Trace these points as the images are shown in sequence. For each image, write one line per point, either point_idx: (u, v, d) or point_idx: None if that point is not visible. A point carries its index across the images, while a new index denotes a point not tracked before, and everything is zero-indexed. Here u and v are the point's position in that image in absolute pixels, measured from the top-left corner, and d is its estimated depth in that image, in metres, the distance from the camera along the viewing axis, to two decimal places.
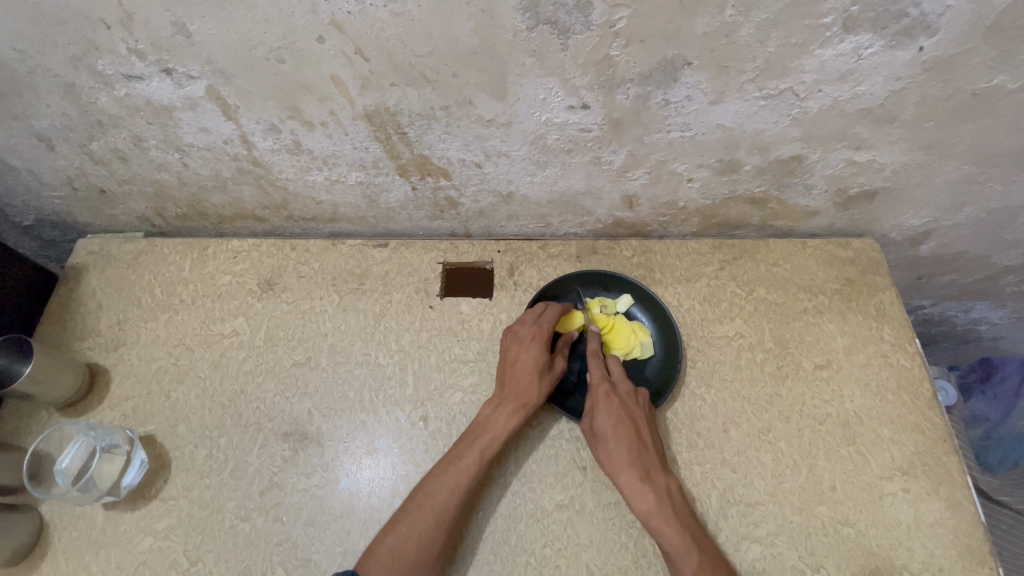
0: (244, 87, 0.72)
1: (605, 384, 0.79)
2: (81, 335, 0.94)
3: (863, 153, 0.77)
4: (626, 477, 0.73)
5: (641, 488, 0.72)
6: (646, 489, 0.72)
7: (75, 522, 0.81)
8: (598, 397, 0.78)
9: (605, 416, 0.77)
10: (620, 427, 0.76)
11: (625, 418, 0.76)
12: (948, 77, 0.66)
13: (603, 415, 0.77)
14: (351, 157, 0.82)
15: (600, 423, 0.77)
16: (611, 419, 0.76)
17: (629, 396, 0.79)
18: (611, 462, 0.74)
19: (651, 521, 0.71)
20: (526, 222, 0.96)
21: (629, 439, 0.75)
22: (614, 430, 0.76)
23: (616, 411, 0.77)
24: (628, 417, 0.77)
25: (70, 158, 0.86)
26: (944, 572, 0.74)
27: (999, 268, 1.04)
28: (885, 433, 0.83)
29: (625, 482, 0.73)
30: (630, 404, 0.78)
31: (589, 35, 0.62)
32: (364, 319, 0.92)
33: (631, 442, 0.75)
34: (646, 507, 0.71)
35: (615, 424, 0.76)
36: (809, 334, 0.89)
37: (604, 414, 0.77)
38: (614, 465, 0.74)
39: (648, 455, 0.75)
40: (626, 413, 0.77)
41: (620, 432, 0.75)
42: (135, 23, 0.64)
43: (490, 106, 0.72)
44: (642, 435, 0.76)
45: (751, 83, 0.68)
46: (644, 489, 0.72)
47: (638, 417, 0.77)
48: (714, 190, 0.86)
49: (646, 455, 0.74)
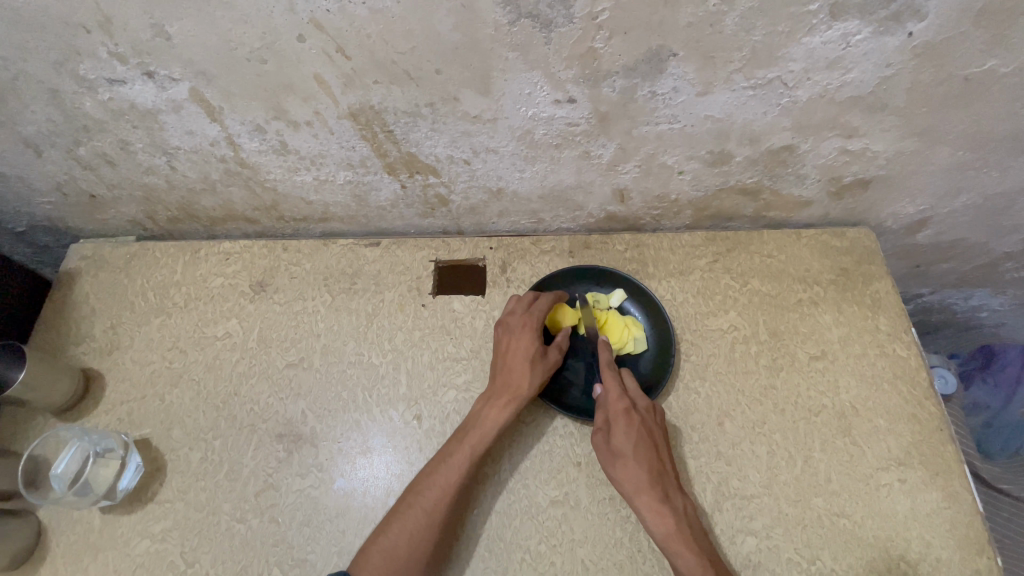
0: (227, 89, 0.71)
1: (624, 401, 0.78)
2: (74, 340, 0.94)
3: (855, 141, 0.76)
4: (646, 499, 0.72)
5: (661, 510, 0.71)
6: (666, 511, 0.71)
7: (72, 526, 0.81)
8: (619, 415, 0.77)
9: (625, 435, 0.75)
10: (640, 447, 0.75)
11: (645, 437, 0.76)
12: (939, 62, 0.65)
13: (623, 433, 0.75)
14: (338, 157, 0.82)
15: (619, 441, 0.75)
16: (632, 437, 0.75)
17: (647, 415, 0.78)
18: (630, 482, 0.73)
19: (670, 544, 0.70)
20: (518, 218, 0.95)
21: (649, 461, 0.74)
22: (635, 450, 0.74)
23: (637, 430, 0.76)
24: (647, 437, 0.76)
25: (58, 163, 0.86)
26: (941, 562, 0.74)
27: (997, 254, 1.02)
28: (881, 423, 0.82)
29: (645, 504, 0.72)
30: (649, 423, 0.77)
31: (571, 27, 0.62)
32: (357, 319, 0.92)
33: (652, 463, 0.74)
34: (666, 530, 0.70)
35: (635, 443, 0.75)
36: (804, 325, 0.89)
37: (624, 432, 0.75)
38: (634, 486, 0.73)
39: (666, 476, 0.74)
40: (646, 432, 0.76)
41: (641, 452, 0.74)
42: (115, 26, 0.64)
43: (475, 102, 0.72)
44: (661, 456, 0.75)
45: (738, 73, 0.67)
46: (665, 512, 0.71)
47: (656, 437, 0.77)
48: (705, 182, 0.85)
49: (665, 477, 0.74)
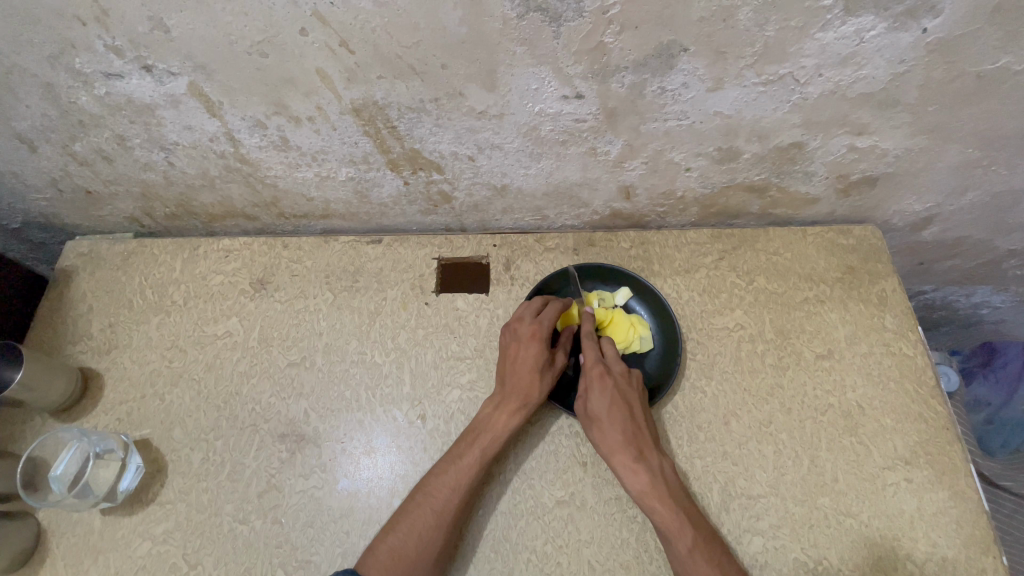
0: (227, 83, 0.70)
1: (599, 366, 0.79)
2: (72, 338, 0.92)
3: (865, 138, 0.75)
4: (621, 457, 0.72)
5: (636, 468, 0.72)
6: (640, 468, 0.71)
7: (72, 528, 0.80)
8: (592, 379, 0.78)
9: (599, 398, 0.76)
10: (614, 409, 0.75)
11: (619, 399, 0.76)
12: (953, 59, 0.64)
13: (598, 396, 0.76)
14: (340, 153, 0.80)
15: (594, 404, 0.76)
16: (605, 400, 0.76)
17: (623, 378, 0.79)
18: (605, 443, 0.74)
19: (645, 501, 0.70)
20: (522, 215, 0.94)
21: (623, 422, 0.74)
22: (609, 411, 0.75)
23: (611, 393, 0.76)
24: (622, 399, 0.76)
25: (53, 159, 0.84)
26: (948, 562, 0.74)
27: (1003, 252, 1.02)
28: (887, 422, 0.82)
29: (620, 463, 0.72)
30: (624, 386, 0.78)
31: (581, 21, 0.60)
32: (359, 317, 0.91)
33: (625, 423, 0.74)
34: (640, 487, 0.71)
35: (609, 405, 0.75)
36: (810, 323, 0.88)
37: (598, 396, 0.76)
38: (609, 446, 0.73)
39: (642, 437, 0.74)
40: (620, 395, 0.76)
41: (614, 413, 0.75)
42: (111, 18, 0.62)
43: (481, 97, 0.70)
44: (636, 416, 0.76)
45: (749, 69, 0.66)
46: (638, 470, 0.71)
47: (632, 399, 0.77)
48: (712, 179, 0.84)
49: (640, 436, 0.74)
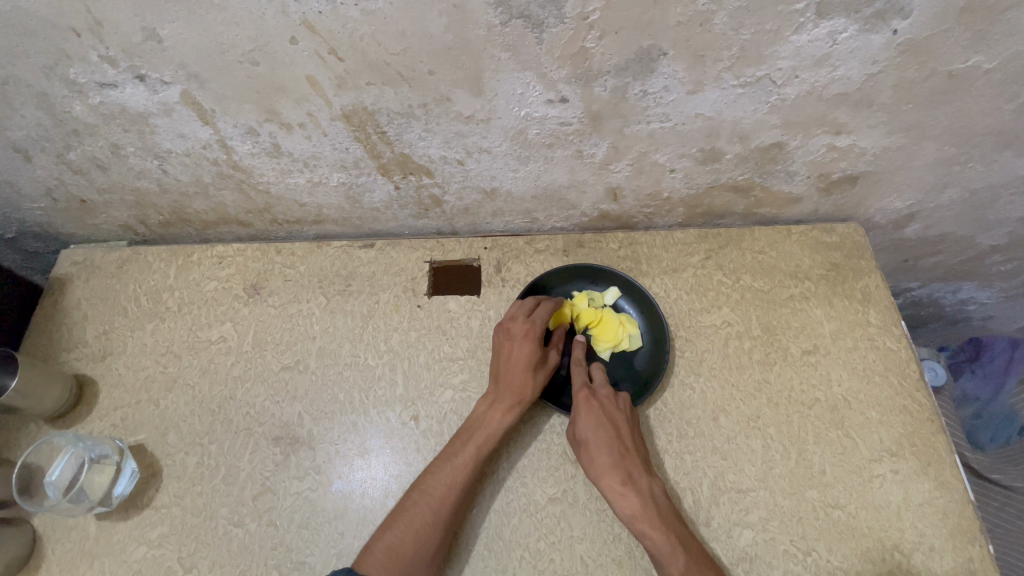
0: (219, 91, 0.71)
1: (584, 389, 0.80)
2: (67, 346, 0.93)
3: (844, 137, 0.77)
4: (609, 481, 0.73)
5: (624, 492, 0.72)
6: (628, 492, 0.72)
7: (68, 534, 0.80)
8: (579, 403, 0.79)
9: (586, 421, 0.77)
10: (600, 431, 0.76)
11: (605, 421, 0.77)
12: (924, 59, 0.66)
13: (585, 420, 0.77)
14: (331, 159, 0.82)
15: (581, 428, 0.77)
16: (592, 423, 0.77)
17: (609, 400, 0.79)
18: (593, 467, 0.75)
19: (636, 524, 0.71)
20: (512, 218, 0.96)
21: (610, 444, 0.75)
22: (595, 434, 0.76)
23: (597, 416, 0.77)
24: (609, 421, 0.77)
25: (48, 168, 0.85)
26: (934, 551, 0.75)
27: (984, 248, 1.04)
28: (873, 415, 0.83)
29: (609, 486, 0.73)
30: (611, 408, 0.78)
31: (563, 27, 0.62)
32: (352, 320, 0.92)
33: (612, 446, 0.75)
34: (630, 511, 0.71)
35: (596, 428, 0.76)
36: (796, 319, 0.90)
37: (584, 418, 0.77)
38: (597, 470, 0.74)
39: (630, 459, 0.75)
40: (607, 417, 0.77)
41: (601, 436, 0.76)
42: (105, 29, 0.63)
43: (468, 102, 0.72)
44: (623, 438, 0.76)
45: (728, 71, 0.68)
46: (627, 492, 0.72)
47: (619, 421, 0.77)
48: (696, 179, 0.86)
49: (628, 459, 0.75)
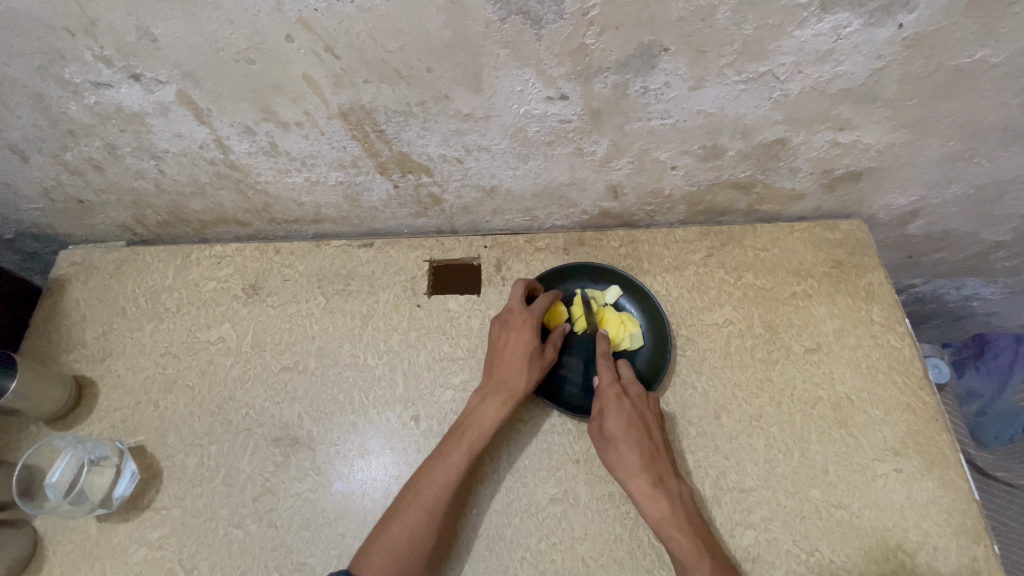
0: (215, 90, 0.70)
1: (616, 387, 0.78)
2: (66, 347, 0.93)
3: (848, 133, 0.76)
4: (639, 483, 0.72)
5: (655, 495, 0.71)
6: (659, 495, 0.71)
7: (68, 535, 0.80)
8: (610, 401, 0.77)
9: (617, 420, 0.76)
10: (632, 432, 0.75)
11: (637, 422, 0.76)
12: (929, 54, 0.65)
13: (615, 418, 0.76)
14: (329, 158, 0.81)
15: (612, 426, 0.75)
16: (623, 423, 0.75)
17: (640, 401, 0.78)
18: (623, 467, 0.73)
19: (664, 529, 0.70)
20: (512, 216, 0.95)
21: (642, 445, 0.74)
22: (627, 434, 0.74)
23: (629, 416, 0.76)
24: (639, 421, 0.76)
25: (44, 169, 0.85)
26: (939, 550, 0.74)
27: (989, 244, 1.03)
28: (876, 414, 0.83)
29: (638, 488, 0.72)
30: (641, 408, 0.78)
31: (562, 23, 0.61)
32: (351, 320, 0.92)
33: (644, 447, 0.74)
34: (660, 514, 0.70)
35: (627, 427, 0.75)
36: (799, 317, 0.89)
37: (616, 417, 0.76)
38: (627, 471, 0.73)
39: (660, 461, 0.74)
40: (638, 418, 0.76)
41: (632, 436, 0.74)
42: (99, 28, 0.63)
43: (467, 100, 0.71)
44: (654, 440, 0.75)
45: (730, 67, 0.67)
46: (657, 496, 0.71)
47: (649, 422, 0.77)
48: (698, 176, 0.85)
49: (658, 462, 0.74)
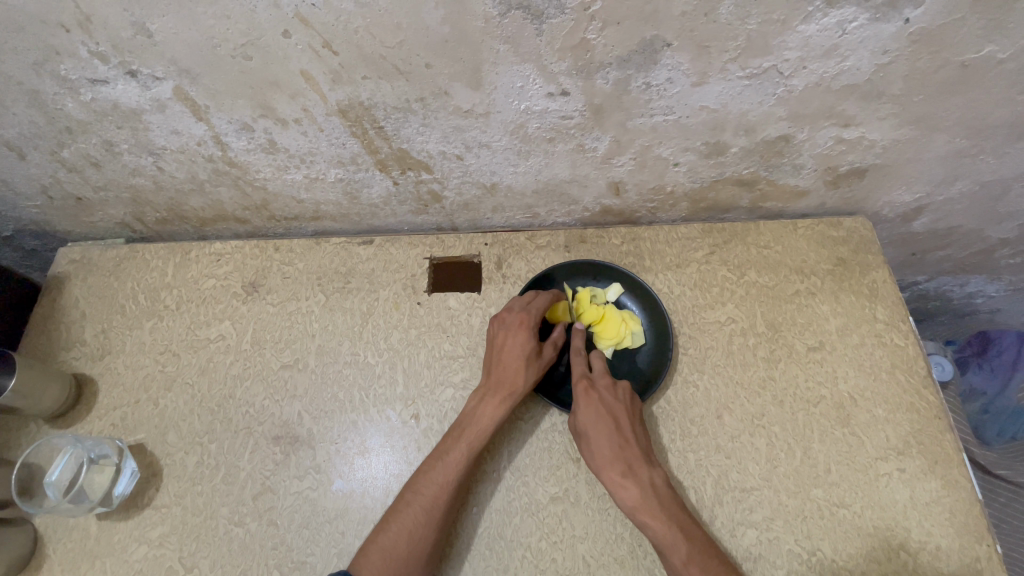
0: (212, 87, 0.70)
1: (583, 380, 0.78)
2: (65, 345, 0.93)
3: (852, 130, 0.75)
4: (608, 473, 0.72)
5: (623, 483, 0.71)
6: (628, 483, 0.71)
7: (69, 534, 0.80)
8: (577, 395, 0.77)
9: (584, 413, 0.76)
10: (599, 423, 0.75)
11: (604, 412, 0.75)
12: (936, 49, 0.64)
13: (583, 411, 0.76)
14: (328, 154, 0.81)
15: (581, 419, 0.76)
16: (590, 415, 0.75)
17: (609, 391, 0.78)
18: (593, 459, 0.74)
19: (636, 515, 0.70)
20: (512, 213, 0.94)
21: (609, 435, 0.74)
22: (594, 425, 0.75)
23: (596, 406, 0.76)
24: (607, 412, 0.75)
25: (42, 166, 0.84)
26: (941, 550, 0.74)
27: (994, 241, 1.02)
28: (879, 413, 0.82)
29: (609, 478, 0.72)
30: (610, 398, 0.77)
31: (563, 18, 0.60)
32: (351, 318, 0.91)
33: (611, 437, 0.74)
34: (631, 502, 0.70)
35: (594, 420, 0.75)
36: (801, 315, 0.88)
37: (583, 410, 0.76)
38: (596, 461, 0.73)
39: (630, 450, 0.73)
40: (606, 408, 0.76)
41: (600, 427, 0.74)
42: (94, 24, 0.62)
43: (467, 96, 0.70)
44: (624, 429, 0.75)
45: (733, 62, 0.66)
46: (626, 484, 0.71)
47: (619, 411, 0.76)
48: (700, 173, 0.84)
49: (628, 450, 0.73)
